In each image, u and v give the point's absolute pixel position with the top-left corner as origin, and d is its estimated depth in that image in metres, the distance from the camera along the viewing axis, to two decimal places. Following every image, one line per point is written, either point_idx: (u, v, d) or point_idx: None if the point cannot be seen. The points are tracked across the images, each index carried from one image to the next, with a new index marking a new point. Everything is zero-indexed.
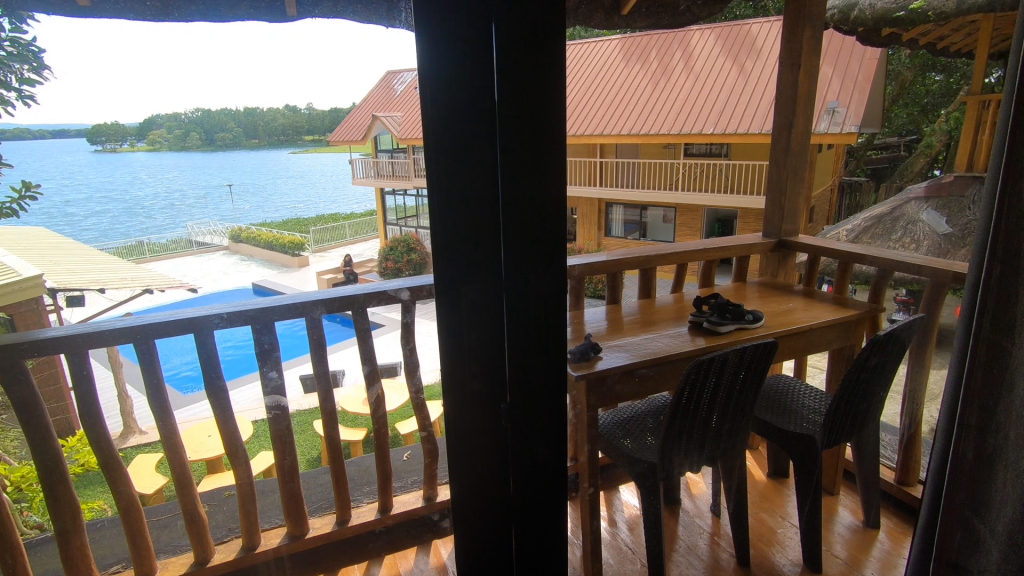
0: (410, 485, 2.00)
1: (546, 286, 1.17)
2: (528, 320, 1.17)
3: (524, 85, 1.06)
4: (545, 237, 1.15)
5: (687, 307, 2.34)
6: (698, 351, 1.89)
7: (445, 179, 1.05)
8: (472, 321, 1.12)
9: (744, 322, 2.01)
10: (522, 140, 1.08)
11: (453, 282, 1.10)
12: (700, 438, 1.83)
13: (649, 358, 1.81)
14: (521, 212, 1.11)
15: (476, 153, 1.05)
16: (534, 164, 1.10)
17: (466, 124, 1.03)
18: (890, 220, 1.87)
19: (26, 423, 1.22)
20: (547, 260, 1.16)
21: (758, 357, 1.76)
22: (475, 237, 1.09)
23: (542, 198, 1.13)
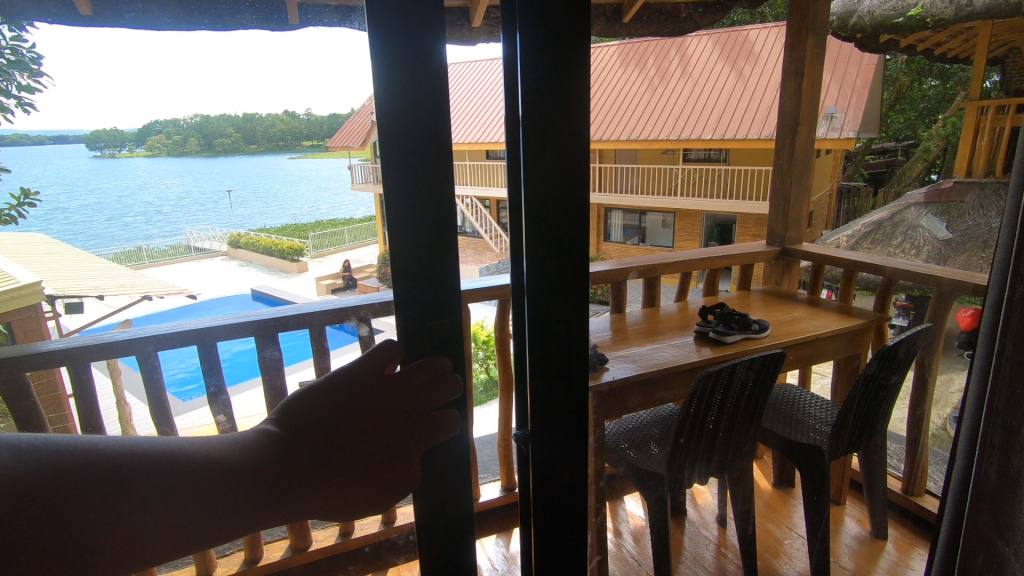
0: None
1: (577, 315, 0.86)
2: (548, 361, 0.87)
3: (555, 41, 0.75)
4: (569, 227, 0.82)
5: (692, 317, 2.23)
6: (704, 362, 1.83)
7: (404, 134, 0.65)
8: (444, 357, 0.68)
9: (747, 331, 1.91)
10: (550, 122, 0.77)
11: (413, 298, 0.68)
12: (709, 448, 1.72)
13: (655, 367, 1.75)
14: (538, 193, 0.79)
15: (431, 107, 0.65)
16: (569, 149, 0.79)
17: (409, 73, 0.63)
18: (890, 226, 1.85)
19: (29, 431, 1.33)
20: (579, 278, 0.84)
21: (766, 367, 1.64)
22: (449, 234, 0.68)
23: (571, 186, 0.80)
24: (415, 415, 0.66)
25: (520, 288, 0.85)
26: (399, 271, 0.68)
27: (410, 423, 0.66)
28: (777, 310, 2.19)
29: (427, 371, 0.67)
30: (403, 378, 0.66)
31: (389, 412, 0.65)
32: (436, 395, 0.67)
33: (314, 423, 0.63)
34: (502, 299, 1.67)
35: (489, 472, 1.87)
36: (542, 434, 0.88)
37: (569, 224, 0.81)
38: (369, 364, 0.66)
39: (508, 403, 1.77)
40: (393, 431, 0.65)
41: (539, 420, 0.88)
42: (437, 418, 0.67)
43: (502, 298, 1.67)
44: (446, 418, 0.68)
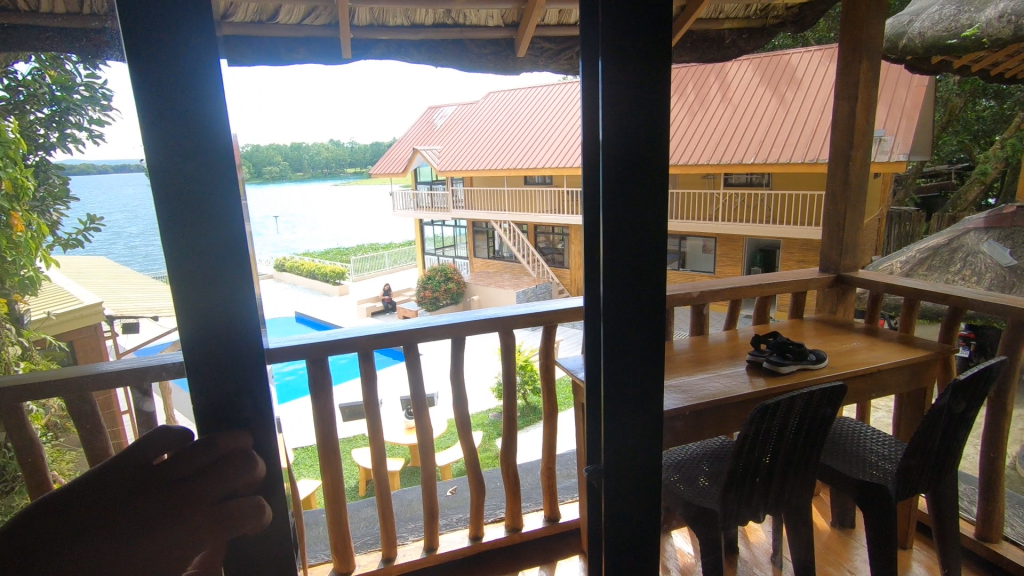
0: (456, 522, 1.72)
1: (653, 370, 0.67)
2: (616, 425, 0.67)
3: (649, 43, 0.58)
4: (649, 261, 0.63)
5: (744, 345, 1.76)
6: (763, 397, 1.38)
7: (169, 174, 0.49)
8: (243, 434, 0.53)
9: (805, 362, 1.46)
10: (637, 138, 0.60)
11: (214, 364, 0.52)
12: (770, 496, 1.25)
13: (709, 404, 1.33)
14: (632, 204, 0.61)
15: (215, 144, 0.49)
16: (661, 173, 0.62)
17: (184, 100, 0.48)
18: (947, 251, 2.09)
19: (89, 445, 1.35)
20: (660, 325, 0.65)
21: (825, 405, 1.19)
22: (232, 272, 0.50)
23: (660, 205, 0.62)
24: (197, 509, 0.50)
25: (595, 313, 0.76)
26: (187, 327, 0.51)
27: (199, 512, 0.50)
28: (837, 340, 1.86)
29: (211, 450, 0.52)
30: (176, 464, 0.51)
31: (158, 504, 0.50)
32: (229, 478, 0.52)
33: (52, 535, 0.48)
34: (547, 325, 1.62)
35: (532, 502, 1.80)
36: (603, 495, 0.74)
37: (658, 262, 0.64)
38: (133, 449, 0.52)
39: (552, 431, 1.71)
40: (153, 532, 0.49)
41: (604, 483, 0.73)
42: (237, 506, 0.52)
43: (547, 324, 1.62)
44: (253, 503, 0.52)
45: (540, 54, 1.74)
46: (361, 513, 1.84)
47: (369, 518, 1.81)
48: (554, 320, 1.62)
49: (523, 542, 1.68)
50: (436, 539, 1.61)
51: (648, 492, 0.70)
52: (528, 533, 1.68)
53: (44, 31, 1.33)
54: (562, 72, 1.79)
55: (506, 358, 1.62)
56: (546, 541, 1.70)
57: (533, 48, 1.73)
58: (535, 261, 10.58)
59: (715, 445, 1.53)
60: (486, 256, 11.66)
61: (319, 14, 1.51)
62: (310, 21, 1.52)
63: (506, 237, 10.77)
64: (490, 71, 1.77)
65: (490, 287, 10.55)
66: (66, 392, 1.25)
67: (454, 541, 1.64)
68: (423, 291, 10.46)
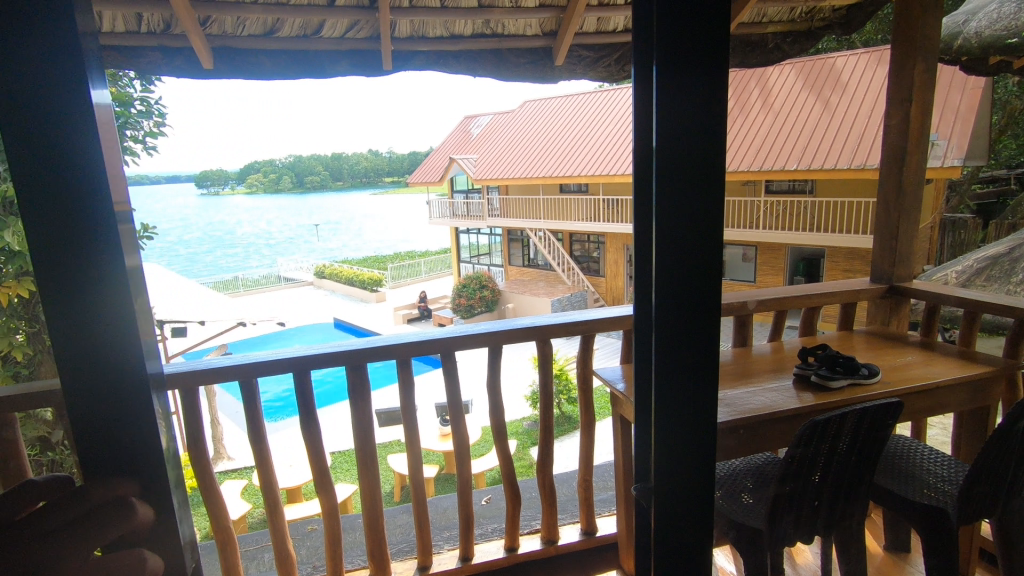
0: (491, 533, 1.71)
1: (708, 385, 0.65)
2: (666, 440, 0.65)
3: (703, 49, 0.57)
4: (704, 269, 0.62)
5: (789, 358, 1.69)
6: (813, 412, 1.32)
7: (44, 209, 0.50)
8: (127, 481, 0.56)
9: (856, 377, 1.39)
10: (690, 145, 0.59)
11: (93, 399, 0.53)
12: (821, 516, 1.19)
13: (756, 418, 1.28)
14: (689, 212, 0.60)
15: (84, 181, 0.50)
16: (716, 183, 0.60)
17: (54, 131, 0.49)
18: (1009, 261, 1.97)
19: None
20: (716, 338, 0.63)
21: (879, 421, 1.14)
22: (106, 306, 0.52)
23: (715, 213, 0.61)
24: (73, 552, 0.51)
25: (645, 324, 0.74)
26: (57, 347, 0.52)
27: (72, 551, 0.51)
28: (890, 354, 1.78)
29: (90, 500, 0.54)
30: (63, 506, 0.53)
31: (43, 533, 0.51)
32: (116, 524, 0.54)
33: None
34: (585, 335, 1.60)
35: (568, 515, 1.77)
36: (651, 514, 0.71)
37: (713, 273, 0.62)
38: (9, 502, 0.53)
39: (589, 443, 1.68)
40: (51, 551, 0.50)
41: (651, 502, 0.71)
42: (120, 556, 0.53)
43: (584, 334, 1.59)
44: (137, 556, 0.54)
45: (578, 62, 1.74)
46: (396, 520, 1.85)
47: (404, 525, 1.81)
48: (592, 330, 1.60)
49: (559, 555, 1.65)
50: (471, 549, 1.60)
51: (697, 508, 0.68)
52: (564, 546, 1.65)
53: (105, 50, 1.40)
54: (599, 79, 1.78)
55: (543, 367, 1.61)
56: (582, 555, 1.66)
57: (571, 56, 1.73)
58: (571, 269, 10.55)
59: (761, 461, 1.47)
60: (520, 264, 11.67)
61: (362, 27, 1.55)
62: (352, 34, 1.55)
63: (540, 245, 10.76)
64: (527, 80, 1.74)
65: (524, 294, 10.55)
66: None
67: (489, 551, 1.63)
68: (458, 298, 10.55)
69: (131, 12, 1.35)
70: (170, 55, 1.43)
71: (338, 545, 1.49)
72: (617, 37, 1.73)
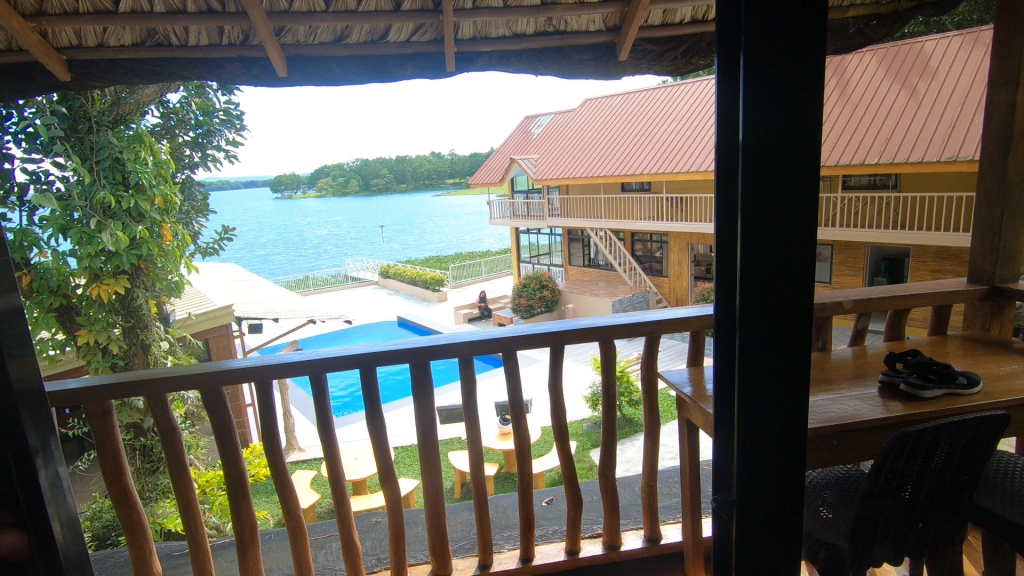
0: (551, 534, 1.70)
1: (799, 387, 0.67)
2: (752, 432, 0.69)
3: (792, 61, 0.60)
4: (793, 267, 0.65)
5: (873, 364, 1.58)
6: (901, 423, 1.22)
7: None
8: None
9: (953, 386, 1.26)
10: (779, 153, 0.62)
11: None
12: (913, 536, 1.10)
13: (838, 427, 1.18)
14: (775, 211, 0.64)
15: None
16: (809, 186, 0.63)
17: None
18: None
19: (220, 433, 1.41)
20: (807, 340, 0.65)
21: (979, 436, 1.04)
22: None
23: (802, 213, 0.64)
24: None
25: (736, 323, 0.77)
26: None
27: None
28: (991, 362, 1.62)
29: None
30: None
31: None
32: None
33: None
34: (650, 336, 1.56)
35: (631, 520, 1.73)
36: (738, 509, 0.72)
37: (806, 275, 0.65)
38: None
39: (654, 448, 1.64)
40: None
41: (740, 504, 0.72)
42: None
43: (649, 334, 1.55)
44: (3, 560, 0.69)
45: (642, 57, 1.69)
46: (457, 517, 1.87)
47: (466, 522, 1.83)
48: (657, 331, 1.55)
49: (622, 561, 1.61)
50: (532, 550, 1.60)
51: (786, 509, 0.70)
52: (627, 552, 1.61)
53: (191, 62, 1.50)
54: (664, 73, 1.74)
55: (606, 367, 1.58)
56: (645, 563, 1.62)
57: (636, 51, 1.68)
58: (633, 269, 10.39)
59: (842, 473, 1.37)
60: (580, 264, 11.54)
61: (426, 30, 1.57)
62: (417, 37, 1.58)
63: (601, 244, 10.62)
64: (590, 76, 1.72)
65: (584, 295, 10.43)
66: (202, 387, 1.34)
67: (550, 553, 1.61)
68: (518, 299, 10.56)
69: (214, 25, 1.43)
70: (249, 65, 1.51)
71: (402, 540, 1.52)
72: (684, 29, 1.67)
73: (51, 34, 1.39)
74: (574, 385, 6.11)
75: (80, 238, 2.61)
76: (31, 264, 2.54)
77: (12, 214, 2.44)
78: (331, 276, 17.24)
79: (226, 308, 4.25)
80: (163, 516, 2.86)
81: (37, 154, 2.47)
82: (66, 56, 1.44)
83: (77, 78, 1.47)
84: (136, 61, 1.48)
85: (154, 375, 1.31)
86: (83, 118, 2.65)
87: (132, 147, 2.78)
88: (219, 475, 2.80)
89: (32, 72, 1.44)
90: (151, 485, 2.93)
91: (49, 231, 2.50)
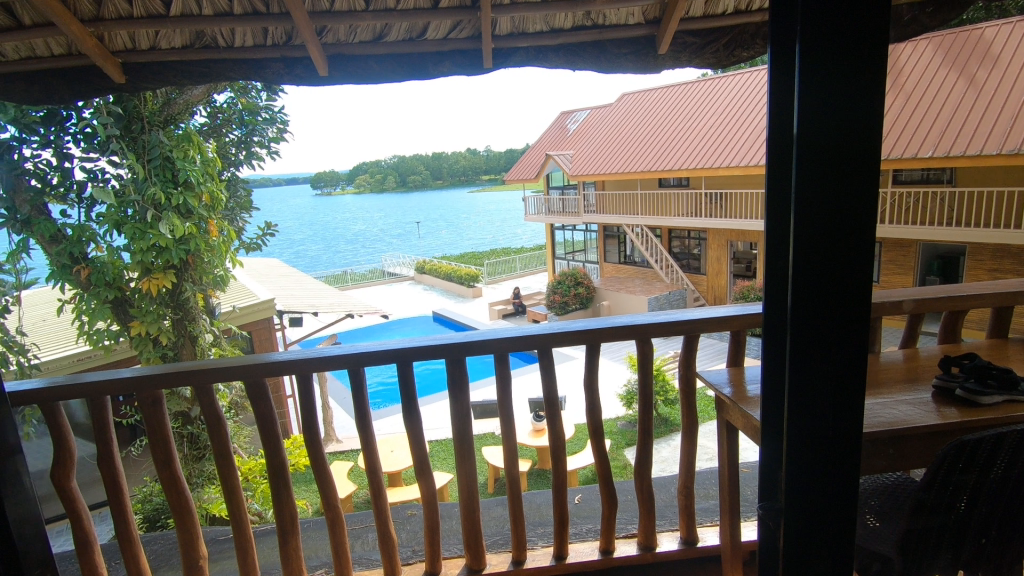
0: (585, 533, 1.69)
1: (852, 392, 0.65)
2: (805, 434, 0.66)
3: (852, 53, 0.58)
4: (852, 263, 0.62)
5: (926, 367, 1.50)
6: (956, 430, 1.15)
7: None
8: None
9: (1014, 393, 1.19)
10: (833, 151, 0.60)
11: None
12: (969, 551, 1.03)
13: (887, 432, 1.12)
14: (834, 208, 0.61)
15: None
16: (866, 184, 0.61)
17: None
18: None
19: (262, 423, 1.45)
20: (863, 344, 0.63)
21: None
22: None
23: (865, 207, 0.61)
24: None
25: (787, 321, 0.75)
26: None
27: None
28: None
29: None
30: None
31: None
32: None
33: None
34: (688, 335, 1.52)
35: (667, 522, 1.71)
36: (793, 516, 0.69)
37: (862, 277, 0.62)
38: None
39: (691, 449, 1.60)
40: None
41: (794, 512, 0.69)
42: None
43: (688, 333, 1.51)
44: None
45: (683, 49, 1.65)
46: (491, 512, 1.89)
47: (500, 517, 1.84)
48: (696, 330, 1.51)
49: (657, 562, 1.59)
50: (566, 548, 1.58)
51: (836, 520, 0.68)
52: (663, 554, 1.58)
53: (237, 63, 1.54)
54: (705, 66, 1.70)
55: (643, 366, 1.55)
56: (681, 565, 1.59)
57: (676, 43, 1.64)
58: (670, 266, 10.23)
59: (890, 482, 1.31)
60: (617, 261, 11.44)
61: (464, 27, 1.57)
62: (455, 34, 1.59)
63: (637, 241, 10.49)
64: (629, 71, 1.69)
65: (619, 292, 10.33)
66: (246, 377, 1.38)
67: (584, 552, 1.60)
68: (553, 295, 10.56)
69: (259, 26, 1.47)
70: (291, 65, 1.55)
71: (436, 534, 1.53)
72: (727, 20, 1.63)
73: (108, 39, 1.46)
74: (609, 382, 6.08)
75: (134, 233, 2.76)
76: (89, 257, 2.75)
77: (73, 210, 2.63)
78: (369, 271, 17.61)
79: (268, 302, 4.37)
80: (209, 500, 2.98)
81: (95, 153, 2.62)
82: (121, 59, 1.50)
83: (131, 80, 1.54)
84: (185, 63, 1.53)
85: (201, 366, 1.36)
86: (136, 119, 2.77)
87: (182, 145, 2.88)
88: (261, 463, 2.91)
89: (91, 76, 1.51)
90: (198, 471, 3.06)
91: (105, 226, 2.70)
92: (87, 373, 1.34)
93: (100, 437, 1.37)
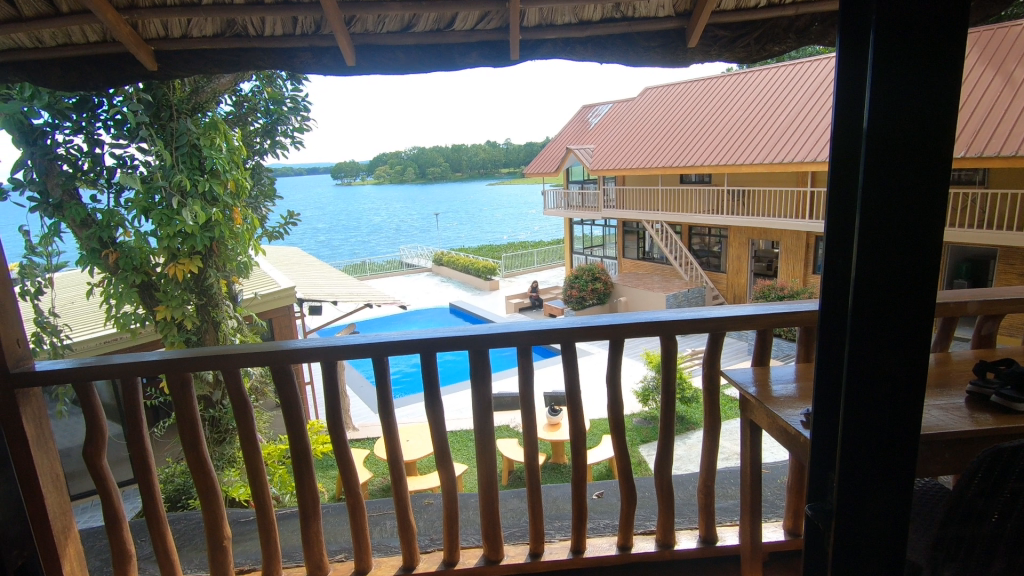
0: (602, 529, 1.69)
1: (910, 391, 0.64)
2: (861, 430, 0.65)
3: (924, 46, 0.56)
4: (918, 260, 0.61)
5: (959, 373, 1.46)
6: (989, 438, 1.12)
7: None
8: None
9: None
10: (902, 148, 0.59)
11: None
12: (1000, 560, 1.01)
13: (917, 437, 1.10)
14: (901, 203, 0.60)
15: None
16: (933, 180, 0.59)
17: None
18: None
19: (287, 407, 1.47)
20: (924, 342, 0.62)
21: None
22: None
23: (933, 202, 0.60)
24: None
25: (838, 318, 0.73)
26: None
27: None
28: None
29: None
30: None
31: None
32: None
33: None
34: (713, 334, 1.50)
35: (686, 520, 1.70)
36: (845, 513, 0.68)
37: (926, 273, 0.61)
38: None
39: (712, 447, 1.59)
40: None
41: (847, 506, 0.68)
42: None
43: (713, 331, 1.50)
44: None
45: (713, 43, 1.63)
46: (508, 505, 1.90)
47: (517, 509, 1.86)
48: (720, 328, 1.49)
49: (674, 560, 1.58)
50: (583, 542, 1.58)
51: (889, 521, 0.67)
52: (680, 552, 1.57)
53: (266, 51, 1.55)
54: (735, 61, 1.67)
55: (666, 363, 1.54)
56: (699, 563, 1.58)
57: (706, 37, 1.62)
58: (689, 263, 10.11)
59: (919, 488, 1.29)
60: (635, 257, 11.36)
61: (492, 19, 1.56)
62: (483, 25, 1.58)
63: (657, 237, 10.37)
64: (657, 64, 1.67)
65: (638, 287, 10.12)
66: (269, 364, 1.40)
67: (601, 547, 1.60)
68: (570, 290, 10.54)
69: (288, 15, 1.47)
70: (319, 55, 1.56)
71: (455, 523, 1.54)
72: (759, 14, 1.59)
73: (141, 26, 1.47)
74: (625, 379, 6.05)
75: (161, 219, 2.79)
76: (117, 242, 2.80)
77: (102, 195, 2.69)
78: (388, 262, 17.78)
79: (289, 290, 4.42)
80: (228, 483, 3.03)
81: (124, 139, 2.66)
82: (154, 46, 1.52)
83: (162, 67, 1.56)
84: (216, 51, 1.55)
85: (227, 351, 1.38)
86: (165, 107, 2.81)
87: (209, 133, 2.92)
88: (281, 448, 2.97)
89: (124, 63, 1.54)
90: (219, 454, 3.14)
91: (134, 212, 2.76)
92: (117, 355, 1.37)
93: (130, 417, 1.40)
